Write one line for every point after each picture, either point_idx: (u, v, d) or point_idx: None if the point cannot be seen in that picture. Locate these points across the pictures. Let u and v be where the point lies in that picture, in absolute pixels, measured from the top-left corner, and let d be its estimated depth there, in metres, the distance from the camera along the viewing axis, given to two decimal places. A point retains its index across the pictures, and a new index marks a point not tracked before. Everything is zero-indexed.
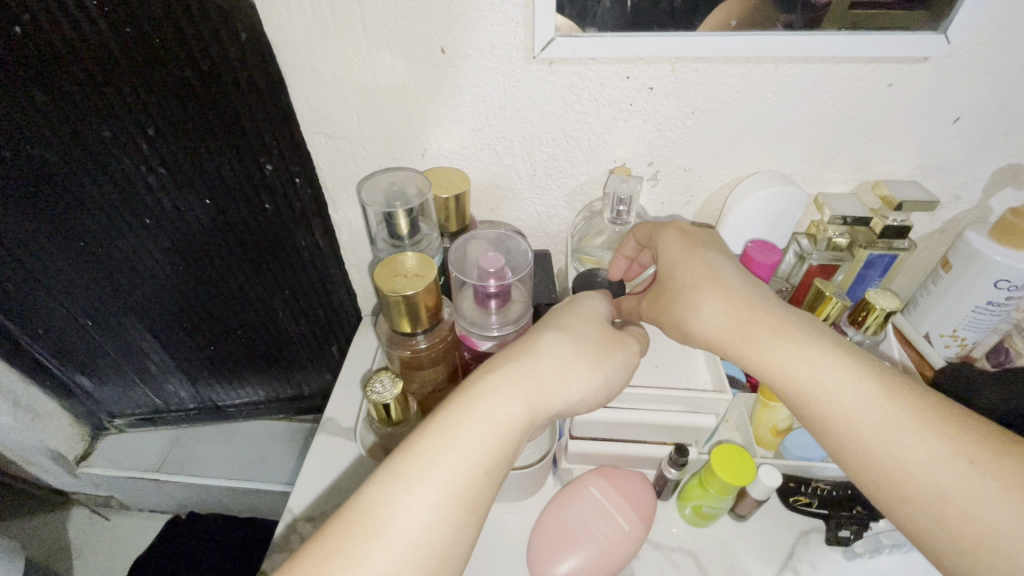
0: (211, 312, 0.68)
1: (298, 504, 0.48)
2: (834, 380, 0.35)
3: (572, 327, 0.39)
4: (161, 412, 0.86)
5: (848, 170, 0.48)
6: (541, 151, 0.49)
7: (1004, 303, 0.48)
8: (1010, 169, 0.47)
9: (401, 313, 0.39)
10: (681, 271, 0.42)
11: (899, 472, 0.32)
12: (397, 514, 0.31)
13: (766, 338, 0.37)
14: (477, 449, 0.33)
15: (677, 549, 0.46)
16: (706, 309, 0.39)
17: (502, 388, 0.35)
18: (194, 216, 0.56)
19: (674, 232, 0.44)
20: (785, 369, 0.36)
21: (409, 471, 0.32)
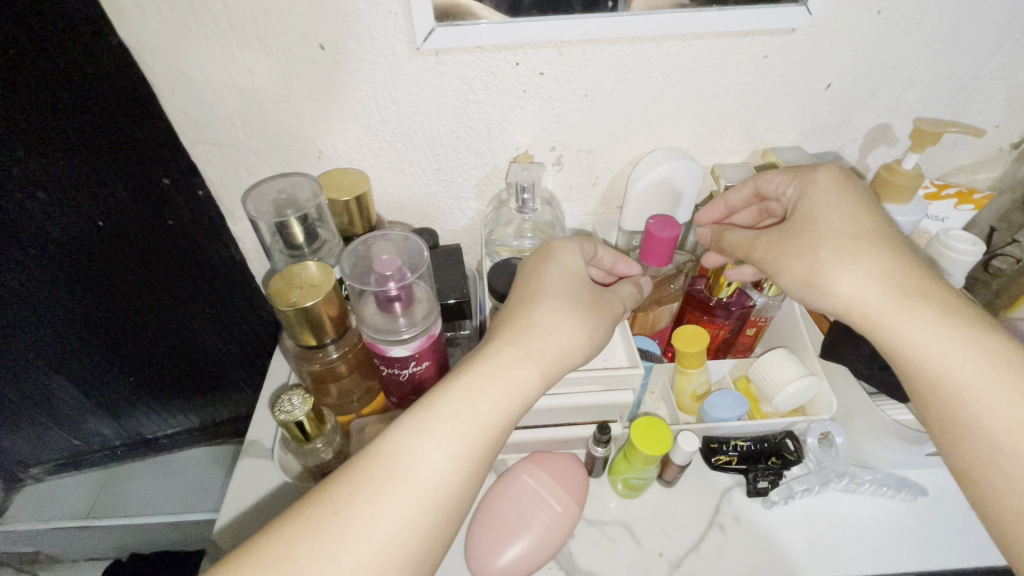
0: (126, 349, 0.60)
1: (223, 534, 0.46)
2: (950, 346, 0.34)
3: (569, 286, 0.39)
4: (82, 455, 0.75)
5: (738, 140, 0.50)
6: (442, 144, 0.48)
7: None
8: (880, 129, 0.50)
9: (302, 325, 0.37)
10: (837, 218, 0.39)
11: (992, 441, 0.32)
12: (420, 460, 0.31)
13: (920, 319, 0.35)
14: (495, 410, 0.33)
15: (612, 523, 0.47)
16: (862, 266, 0.36)
17: (520, 358, 0.35)
18: (91, 241, 0.49)
19: (830, 176, 0.41)
20: (915, 335, 0.34)
21: (436, 424, 0.32)
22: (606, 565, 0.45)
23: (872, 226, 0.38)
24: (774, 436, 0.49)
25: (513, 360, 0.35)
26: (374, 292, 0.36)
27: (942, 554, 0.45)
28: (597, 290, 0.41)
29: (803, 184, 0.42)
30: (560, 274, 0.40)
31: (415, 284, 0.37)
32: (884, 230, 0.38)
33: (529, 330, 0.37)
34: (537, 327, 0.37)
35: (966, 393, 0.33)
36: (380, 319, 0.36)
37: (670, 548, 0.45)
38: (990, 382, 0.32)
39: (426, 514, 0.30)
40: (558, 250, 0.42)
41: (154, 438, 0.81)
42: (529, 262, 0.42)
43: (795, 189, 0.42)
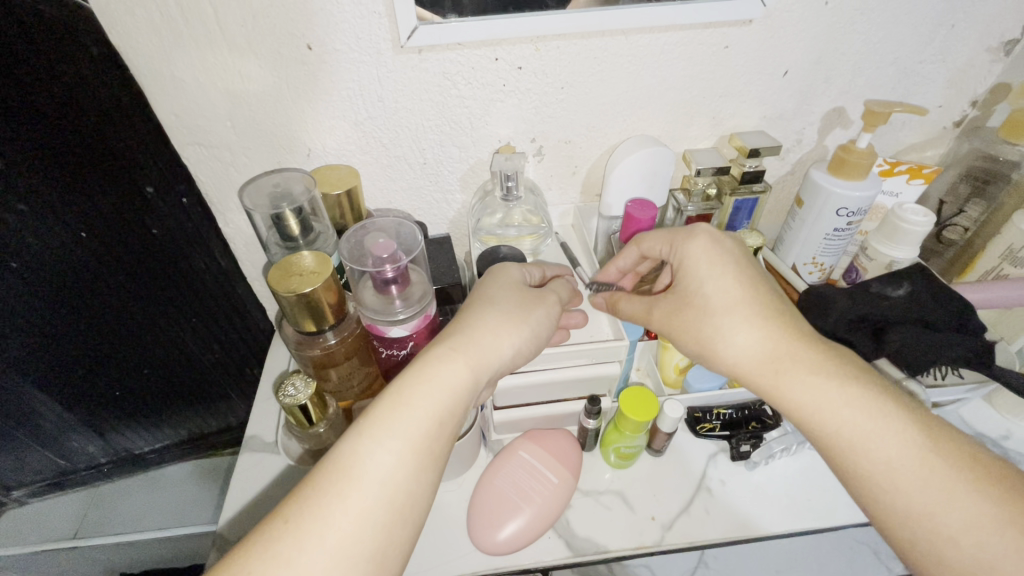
0: (116, 360, 0.61)
1: (230, 525, 0.47)
2: (829, 397, 0.36)
3: (495, 293, 0.42)
4: (68, 475, 0.76)
5: (706, 127, 0.54)
6: (427, 139, 0.50)
7: (847, 228, 0.56)
8: (835, 112, 0.54)
9: (302, 312, 0.38)
10: (714, 292, 0.41)
11: (874, 472, 0.34)
12: (363, 460, 0.33)
13: (803, 373, 0.37)
14: (429, 407, 0.35)
15: (606, 492, 0.49)
16: (740, 337, 0.40)
17: (447, 356, 0.37)
18: (72, 253, 0.50)
19: (701, 240, 0.43)
20: (800, 397, 0.37)
21: (373, 425, 0.34)
22: (603, 530, 0.47)
23: (741, 290, 0.41)
24: (753, 403, 0.52)
25: (444, 360, 0.37)
26: (371, 275, 0.38)
27: None
28: (535, 295, 0.43)
29: (679, 254, 0.43)
30: (489, 285, 0.43)
31: (409, 267, 0.39)
32: (751, 296, 0.40)
33: (454, 331, 0.39)
34: (462, 330, 0.39)
35: (840, 425, 0.36)
36: (378, 302, 0.38)
37: (661, 513, 0.48)
38: (853, 413, 0.35)
39: (378, 509, 0.32)
40: (498, 270, 0.44)
41: (144, 452, 0.81)
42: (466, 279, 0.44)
43: (673, 253, 0.44)
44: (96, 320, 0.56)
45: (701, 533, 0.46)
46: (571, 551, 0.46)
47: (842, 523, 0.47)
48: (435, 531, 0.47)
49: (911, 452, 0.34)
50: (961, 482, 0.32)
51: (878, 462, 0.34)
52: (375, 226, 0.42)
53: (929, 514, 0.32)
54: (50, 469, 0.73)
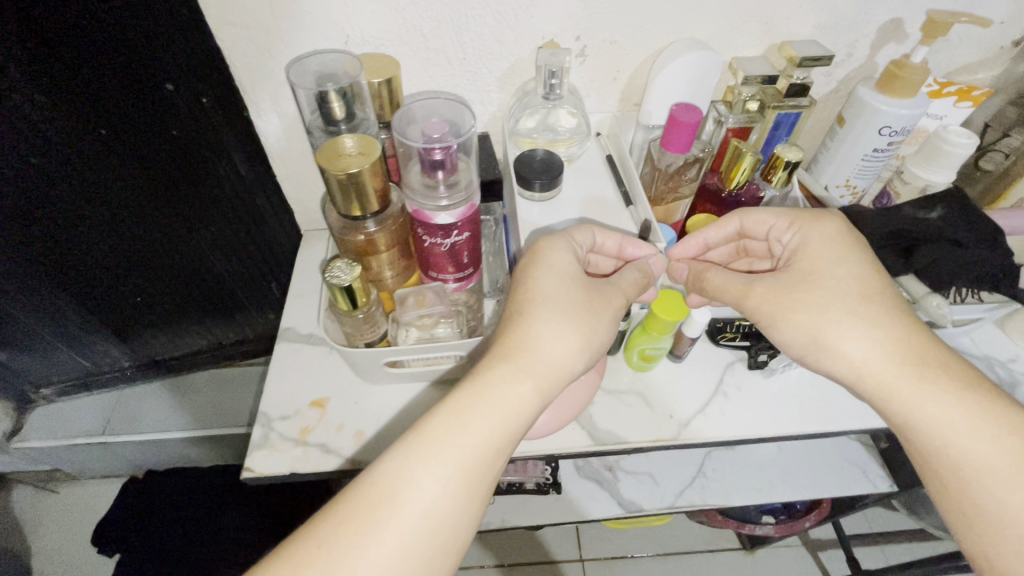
0: (160, 267, 0.65)
1: (271, 405, 0.49)
2: (958, 422, 0.39)
3: (557, 294, 0.43)
4: (94, 376, 0.79)
5: (756, 34, 0.51)
6: (469, 31, 0.48)
7: (887, 148, 0.56)
8: (892, 24, 0.52)
9: (350, 194, 0.39)
10: (840, 279, 0.44)
11: (995, 509, 0.37)
12: (411, 486, 0.35)
13: (941, 395, 0.40)
14: (487, 429, 0.38)
15: (627, 392, 0.52)
16: (862, 334, 0.42)
17: (509, 379, 0.39)
18: (116, 167, 0.53)
19: (832, 228, 0.46)
20: (912, 401, 0.40)
21: (422, 450, 0.36)
22: (624, 425, 0.50)
23: (876, 288, 0.43)
24: None
25: (505, 391, 0.39)
26: (421, 155, 0.38)
27: None
28: (590, 288, 0.44)
29: (804, 236, 0.47)
30: (547, 279, 0.43)
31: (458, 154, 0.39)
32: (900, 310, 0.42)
33: (520, 347, 0.41)
34: (528, 347, 0.41)
35: (932, 425, 0.39)
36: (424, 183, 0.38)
37: (679, 412, 0.50)
38: (968, 429, 0.39)
39: (416, 538, 0.35)
40: (543, 252, 0.44)
41: (163, 360, 0.82)
42: (524, 268, 0.45)
43: (794, 233, 0.48)
44: (122, 222, 0.58)
45: (716, 432, 0.49)
46: (593, 441, 0.49)
47: (852, 429, 0.49)
48: None
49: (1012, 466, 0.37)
50: None
51: (964, 465, 0.38)
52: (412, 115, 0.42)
53: (996, 504, 0.37)
54: (77, 370, 0.77)
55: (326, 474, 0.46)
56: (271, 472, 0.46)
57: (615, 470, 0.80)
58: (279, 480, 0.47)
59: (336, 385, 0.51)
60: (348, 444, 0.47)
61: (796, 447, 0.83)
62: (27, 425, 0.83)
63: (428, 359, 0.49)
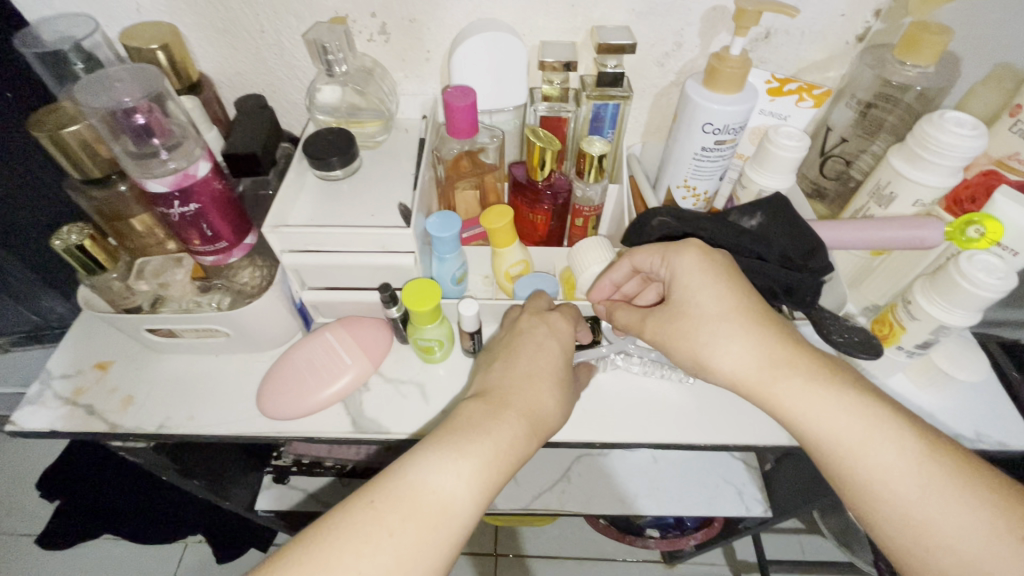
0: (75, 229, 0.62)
1: (56, 363, 0.51)
2: (837, 421, 0.36)
3: (567, 358, 0.43)
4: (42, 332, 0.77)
5: (567, 17, 0.48)
6: (256, 2, 0.47)
7: (716, 147, 0.52)
8: (716, 12, 0.48)
9: (75, 157, 0.38)
10: (704, 300, 0.39)
11: (896, 512, 0.34)
12: (444, 480, 0.34)
13: (812, 398, 0.37)
14: (510, 449, 0.36)
15: (408, 382, 0.50)
16: (733, 347, 0.38)
17: (530, 414, 0.38)
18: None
19: (695, 254, 0.40)
20: (800, 411, 0.37)
21: (456, 449, 0.35)
22: (391, 416, 0.48)
23: (743, 299, 0.39)
24: None
25: (514, 434, 0.37)
26: (127, 128, 0.38)
27: (709, 426, 0.48)
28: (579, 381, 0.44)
29: (672, 267, 0.41)
30: (555, 342, 0.43)
31: (166, 115, 0.39)
32: (750, 305, 0.39)
33: (537, 392, 0.40)
34: (541, 390, 0.40)
35: (835, 442, 0.36)
36: (142, 153, 0.39)
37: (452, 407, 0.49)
38: (877, 441, 0.35)
39: (436, 525, 0.33)
40: (560, 334, 0.44)
41: None
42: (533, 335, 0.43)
43: (664, 266, 0.42)
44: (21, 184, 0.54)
45: None
46: (354, 428, 0.47)
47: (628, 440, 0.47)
48: (237, 394, 0.49)
49: (948, 490, 0.33)
50: (993, 525, 0.32)
51: (881, 491, 0.35)
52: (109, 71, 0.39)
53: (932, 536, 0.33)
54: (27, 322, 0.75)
55: (84, 434, 0.47)
56: (33, 427, 0.47)
57: None
58: (43, 437, 0.47)
59: (125, 350, 0.52)
60: (113, 408, 0.48)
61: (673, 462, 0.79)
62: None
63: (200, 331, 0.49)
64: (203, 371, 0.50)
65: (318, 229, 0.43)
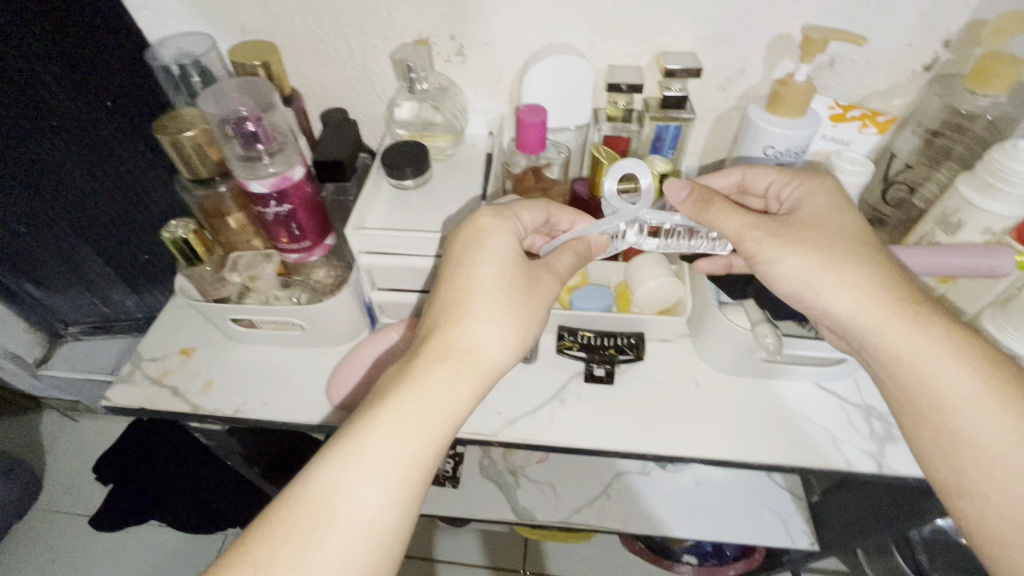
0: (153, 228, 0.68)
1: (145, 347, 0.55)
2: (936, 360, 0.37)
3: (496, 287, 0.40)
4: (109, 323, 0.84)
5: (634, 42, 0.51)
6: (348, 25, 0.51)
7: (777, 170, 0.53)
8: (781, 40, 0.49)
9: (184, 157, 0.43)
10: (837, 224, 0.41)
11: (978, 451, 0.36)
12: (350, 497, 0.34)
13: (921, 340, 0.38)
14: (421, 432, 0.36)
15: None
16: (840, 279, 0.39)
17: (444, 377, 0.38)
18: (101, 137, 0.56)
19: (824, 186, 0.44)
20: (905, 349, 0.38)
21: (360, 459, 0.35)
22: None
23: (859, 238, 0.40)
24: (618, 333, 0.53)
25: (434, 407, 0.37)
26: (236, 132, 0.42)
27: (763, 444, 0.48)
28: (528, 275, 0.42)
29: (801, 194, 0.44)
30: (486, 273, 0.41)
31: (274, 125, 0.43)
32: (874, 244, 0.40)
33: (457, 346, 0.39)
34: (460, 341, 0.39)
35: (937, 388, 0.37)
36: (246, 156, 0.42)
37: (508, 410, 0.50)
38: (977, 398, 0.36)
39: (360, 545, 0.33)
40: (483, 236, 0.41)
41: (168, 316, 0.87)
42: (457, 256, 0.41)
43: (790, 188, 0.45)
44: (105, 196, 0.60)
45: (538, 435, 0.49)
46: None
47: (681, 453, 0.48)
48: (306, 384, 0.52)
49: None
50: None
51: (969, 435, 0.36)
52: (230, 85, 0.44)
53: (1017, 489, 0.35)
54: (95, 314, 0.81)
55: (168, 413, 0.51)
56: (124, 405, 0.51)
57: (519, 475, 0.79)
58: (133, 413, 0.51)
59: (205, 338, 0.56)
60: (195, 390, 0.52)
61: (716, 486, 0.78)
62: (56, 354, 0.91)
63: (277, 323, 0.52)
64: (276, 361, 0.54)
65: (394, 233, 0.46)
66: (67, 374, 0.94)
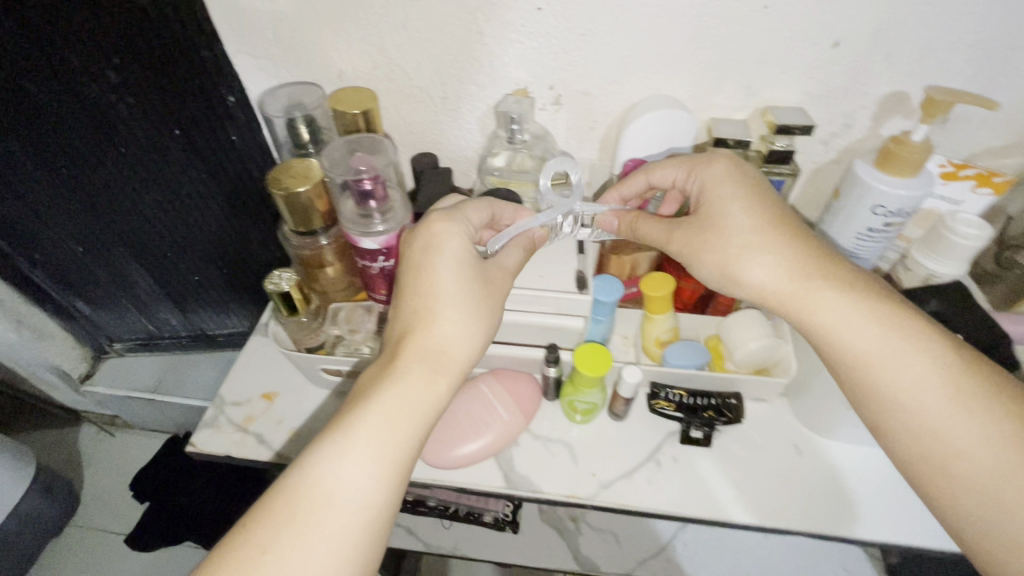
0: (225, 254, 0.71)
1: (228, 390, 0.54)
2: (895, 355, 0.36)
3: (459, 284, 0.40)
4: (155, 338, 0.86)
5: (739, 96, 0.50)
6: (446, 72, 0.51)
7: (883, 229, 0.51)
8: (895, 98, 0.48)
9: (294, 211, 0.42)
10: (736, 214, 0.41)
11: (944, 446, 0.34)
12: (336, 486, 0.33)
13: (898, 338, 0.37)
14: (390, 422, 0.36)
15: (556, 441, 0.51)
16: (762, 263, 0.40)
17: (412, 370, 0.37)
18: (184, 174, 0.59)
19: (723, 165, 0.43)
20: (834, 315, 0.38)
21: (334, 450, 0.34)
22: (542, 475, 0.49)
23: (780, 233, 0.40)
24: (716, 394, 0.52)
25: (408, 384, 0.37)
26: (352, 188, 0.41)
27: (872, 519, 0.46)
28: (483, 276, 0.41)
29: (700, 184, 0.44)
30: (444, 269, 0.40)
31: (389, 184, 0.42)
32: (792, 249, 0.40)
33: (425, 338, 0.38)
34: (427, 333, 0.39)
35: (861, 356, 0.37)
36: (357, 214, 0.42)
37: (602, 471, 0.49)
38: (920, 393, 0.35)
39: (344, 533, 0.32)
40: (436, 239, 0.40)
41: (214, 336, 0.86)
42: (414, 254, 0.41)
43: (694, 179, 0.44)
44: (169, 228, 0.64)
45: (636, 499, 0.47)
46: (507, 483, 0.49)
47: (786, 526, 0.46)
48: None
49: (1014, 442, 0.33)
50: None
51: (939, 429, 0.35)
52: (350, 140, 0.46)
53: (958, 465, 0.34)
54: (143, 330, 0.84)
55: (256, 461, 0.50)
56: (212, 451, 0.51)
57: (579, 522, 0.77)
58: (216, 459, 0.51)
59: (288, 382, 0.55)
60: (281, 438, 0.51)
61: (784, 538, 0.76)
62: (101, 371, 0.91)
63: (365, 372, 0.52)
64: None
65: None
66: (111, 392, 0.93)
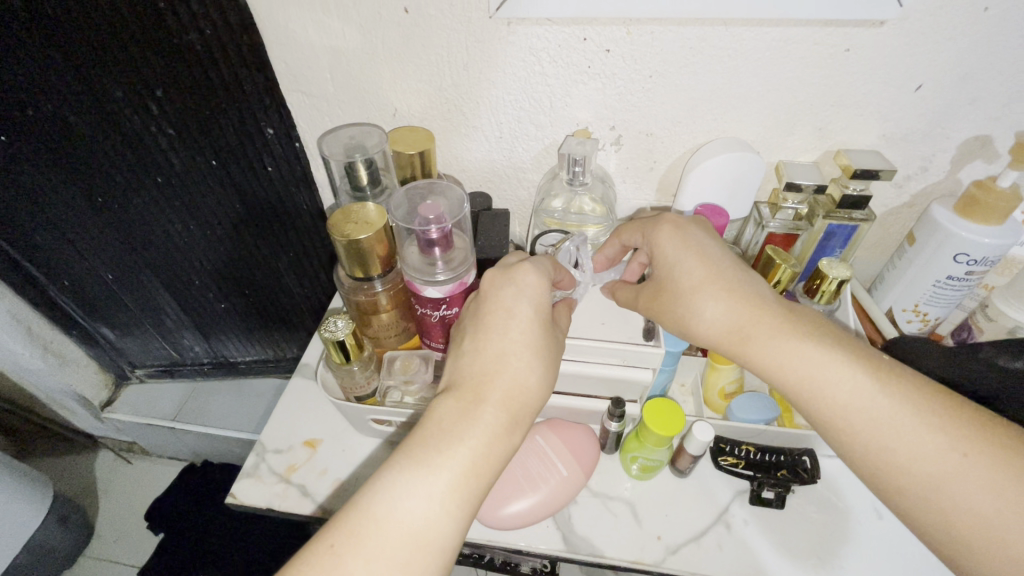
0: (256, 282, 0.70)
1: (269, 436, 0.52)
2: (862, 408, 0.34)
3: (535, 321, 0.37)
4: (178, 365, 0.84)
5: (810, 138, 0.48)
6: (504, 112, 0.50)
7: (965, 278, 0.48)
8: (977, 142, 0.46)
9: (354, 257, 0.41)
10: (681, 273, 0.40)
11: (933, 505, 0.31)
12: (400, 517, 0.30)
13: (861, 386, 0.34)
14: (462, 455, 0.33)
15: (616, 499, 0.48)
16: (709, 311, 0.39)
17: (486, 409, 0.34)
18: (217, 202, 0.57)
19: (668, 229, 0.42)
20: (769, 360, 0.37)
21: (405, 477, 0.31)
22: (603, 537, 0.46)
23: (739, 287, 0.39)
24: (787, 450, 0.49)
25: (494, 429, 0.34)
26: (417, 234, 0.39)
27: None
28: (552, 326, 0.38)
29: (651, 242, 0.43)
30: (519, 306, 0.37)
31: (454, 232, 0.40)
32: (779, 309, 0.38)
33: (495, 372, 0.35)
34: (501, 367, 0.35)
35: (837, 406, 0.34)
36: (419, 261, 0.40)
37: (668, 534, 0.46)
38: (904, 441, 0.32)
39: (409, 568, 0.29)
40: (518, 274, 0.38)
41: (235, 362, 0.85)
42: (501, 295, 0.38)
43: (645, 241, 0.44)
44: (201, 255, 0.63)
45: (706, 566, 0.44)
46: (566, 545, 0.45)
47: None
48: None
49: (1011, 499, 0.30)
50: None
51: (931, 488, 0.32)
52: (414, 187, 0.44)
53: (913, 478, 0.32)
54: (165, 356, 0.81)
55: (298, 516, 0.47)
56: (252, 503, 0.48)
57: None
58: (256, 511, 0.48)
59: (331, 428, 0.53)
60: (325, 490, 0.48)
61: None
62: (122, 397, 0.87)
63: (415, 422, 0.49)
64: None
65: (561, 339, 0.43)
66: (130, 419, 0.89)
